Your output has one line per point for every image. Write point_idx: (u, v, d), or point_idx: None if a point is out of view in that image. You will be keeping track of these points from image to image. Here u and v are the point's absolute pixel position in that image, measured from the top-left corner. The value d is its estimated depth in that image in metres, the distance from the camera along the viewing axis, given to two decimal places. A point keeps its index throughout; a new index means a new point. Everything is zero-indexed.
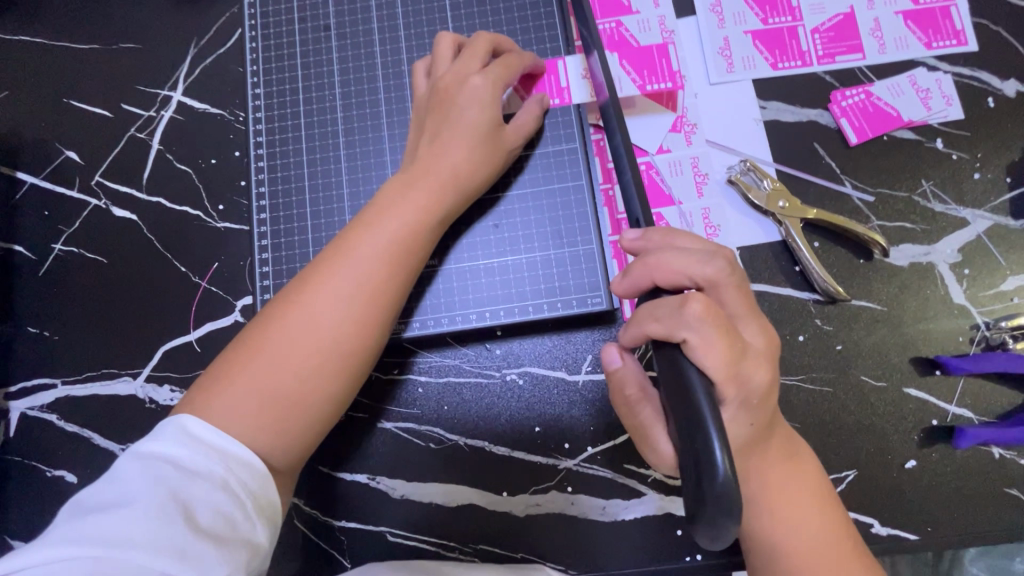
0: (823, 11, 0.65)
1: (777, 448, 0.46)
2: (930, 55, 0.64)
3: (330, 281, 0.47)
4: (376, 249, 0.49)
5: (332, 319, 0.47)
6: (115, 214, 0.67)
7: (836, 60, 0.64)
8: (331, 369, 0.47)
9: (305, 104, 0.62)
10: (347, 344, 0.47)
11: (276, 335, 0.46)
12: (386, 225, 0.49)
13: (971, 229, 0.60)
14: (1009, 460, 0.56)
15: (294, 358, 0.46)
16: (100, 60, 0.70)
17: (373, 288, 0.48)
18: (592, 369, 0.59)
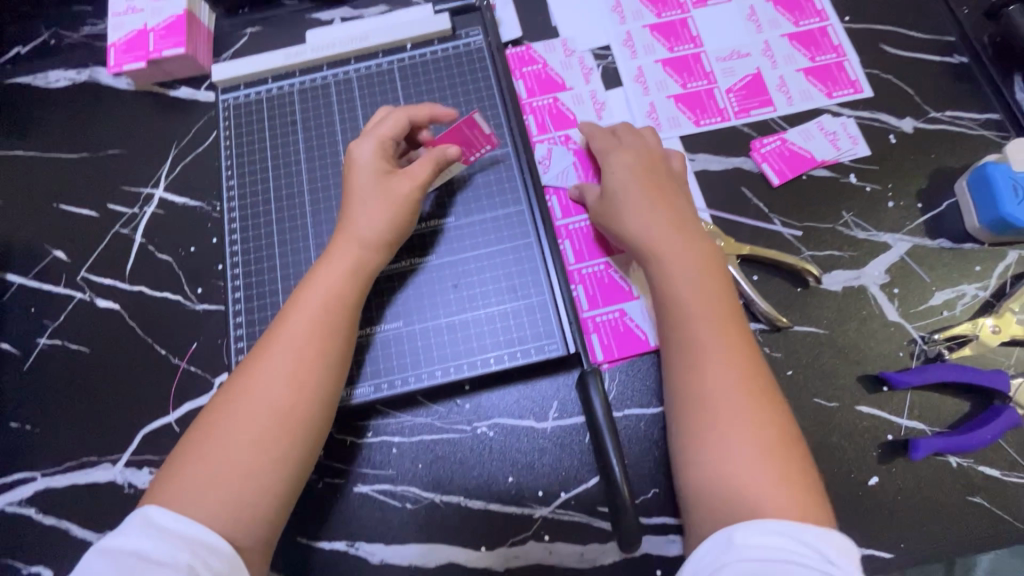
0: (734, 74, 0.74)
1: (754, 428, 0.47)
2: (833, 102, 0.72)
3: (269, 353, 0.51)
4: (310, 315, 0.53)
5: (273, 387, 0.50)
6: (99, 304, 0.71)
7: (751, 114, 0.72)
8: (277, 435, 0.49)
9: (276, 190, 0.68)
10: (288, 407, 0.49)
11: (223, 410, 0.49)
12: (318, 293, 0.54)
13: (894, 251, 0.65)
14: (967, 468, 0.57)
15: (242, 434, 0.48)
16: (89, 166, 0.77)
17: (309, 350, 0.51)
18: (559, 416, 0.61)
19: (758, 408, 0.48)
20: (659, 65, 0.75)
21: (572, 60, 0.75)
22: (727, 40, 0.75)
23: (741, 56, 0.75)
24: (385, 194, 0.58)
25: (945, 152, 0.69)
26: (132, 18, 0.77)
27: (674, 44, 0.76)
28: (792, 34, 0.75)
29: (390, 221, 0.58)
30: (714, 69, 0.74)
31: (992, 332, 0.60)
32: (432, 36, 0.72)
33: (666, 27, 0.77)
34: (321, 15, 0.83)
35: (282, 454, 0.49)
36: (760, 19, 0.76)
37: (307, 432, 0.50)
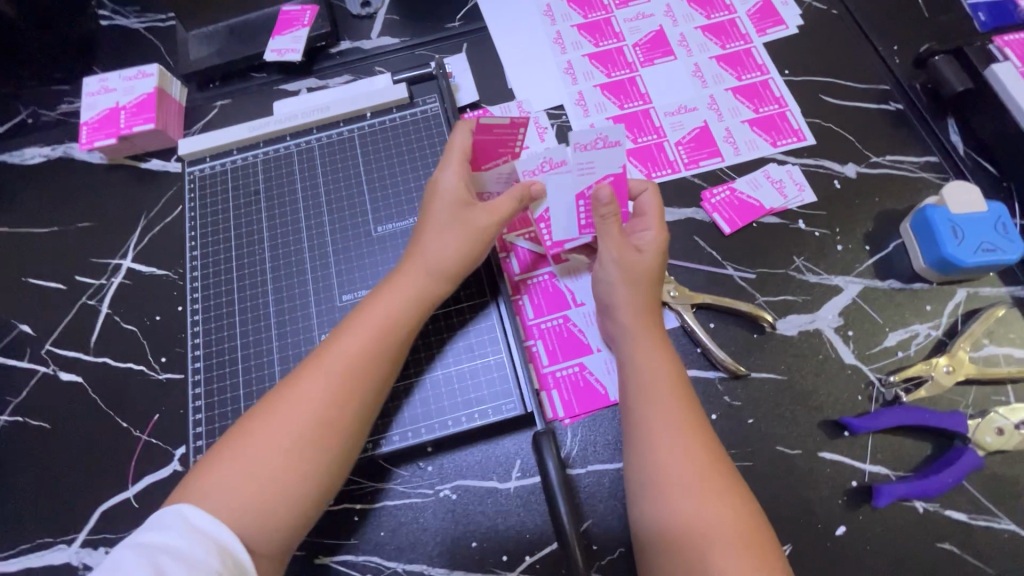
0: (682, 128, 0.77)
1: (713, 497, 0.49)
2: (778, 151, 0.75)
3: (322, 363, 0.52)
4: (368, 334, 0.54)
5: (321, 398, 0.51)
6: (62, 377, 0.71)
7: (701, 165, 0.75)
8: (310, 447, 0.49)
9: (238, 259, 0.70)
10: (329, 422, 0.50)
11: (274, 425, 0.49)
12: (376, 314, 0.56)
13: (846, 293, 0.67)
14: (934, 513, 0.57)
15: (279, 439, 0.49)
16: (59, 239, 0.79)
17: (362, 370, 0.53)
18: (522, 475, 0.61)
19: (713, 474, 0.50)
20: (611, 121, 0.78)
21: (527, 120, 0.79)
22: (674, 96, 0.79)
23: (688, 111, 0.78)
24: (459, 224, 0.60)
25: (888, 195, 0.71)
26: (105, 97, 0.81)
27: (624, 102, 0.79)
28: (736, 88, 0.79)
29: (459, 253, 0.60)
30: (663, 124, 0.77)
31: (946, 371, 0.60)
32: (391, 104, 0.75)
33: (616, 86, 0.80)
34: (289, 86, 0.87)
35: (307, 471, 0.49)
36: (704, 75, 0.80)
37: (337, 453, 0.50)
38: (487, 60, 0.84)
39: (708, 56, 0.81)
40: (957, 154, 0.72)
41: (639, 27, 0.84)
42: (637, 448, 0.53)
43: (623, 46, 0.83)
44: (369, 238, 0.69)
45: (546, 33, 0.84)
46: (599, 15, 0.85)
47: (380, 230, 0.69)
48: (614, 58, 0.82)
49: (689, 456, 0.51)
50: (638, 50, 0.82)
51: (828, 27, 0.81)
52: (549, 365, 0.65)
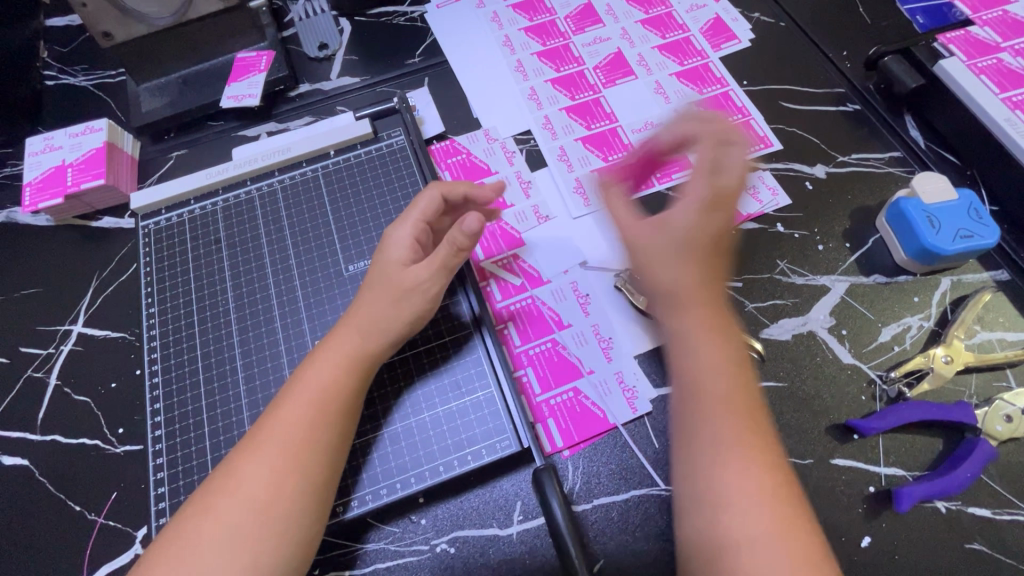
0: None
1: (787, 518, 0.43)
2: (750, 157, 0.75)
3: (260, 442, 0.48)
4: (301, 407, 0.50)
5: (250, 492, 0.46)
6: (4, 462, 0.63)
7: (674, 177, 0.74)
8: (246, 552, 0.44)
9: (199, 313, 0.65)
10: (267, 521, 0.45)
11: (209, 520, 0.45)
12: (303, 390, 0.50)
13: (834, 292, 0.65)
14: (956, 511, 0.54)
15: (208, 547, 0.44)
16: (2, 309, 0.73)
17: (287, 452, 0.47)
18: (524, 518, 0.56)
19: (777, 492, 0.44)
20: (579, 142, 0.77)
21: (495, 147, 0.78)
22: (640, 114, 0.79)
23: (654, 126, 0.78)
24: (394, 280, 0.56)
25: (860, 192, 0.71)
26: (51, 156, 0.77)
27: (590, 122, 0.79)
28: (699, 101, 0.80)
29: (389, 303, 0.55)
30: (633, 142, 0.77)
31: (945, 361, 0.59)
32: (355, 140, 0.73)
33: (581, 108, 0.80)
34: (248, 131, 0.85)
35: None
36: (666, 91, 0.81)
37: (285, 551, 0.45)
38: (449, 92, 0.83)
39: (667, 73, 0.82)
40: (919, 148, 0.73)
41: (597, 50, 0.85)
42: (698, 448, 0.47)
43: (584, 69, 0.83)
44: (340, 279, 0.65)
45: (506, 62, 0.85)
46: (557, 41, 0.86)
47: (351, 269, 0.66)
48: (576, 81, 0.82)
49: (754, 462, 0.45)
50: (599, 72, 0.83)
51: (779, 39, 0.84)
52: (542, 395, 0.61)
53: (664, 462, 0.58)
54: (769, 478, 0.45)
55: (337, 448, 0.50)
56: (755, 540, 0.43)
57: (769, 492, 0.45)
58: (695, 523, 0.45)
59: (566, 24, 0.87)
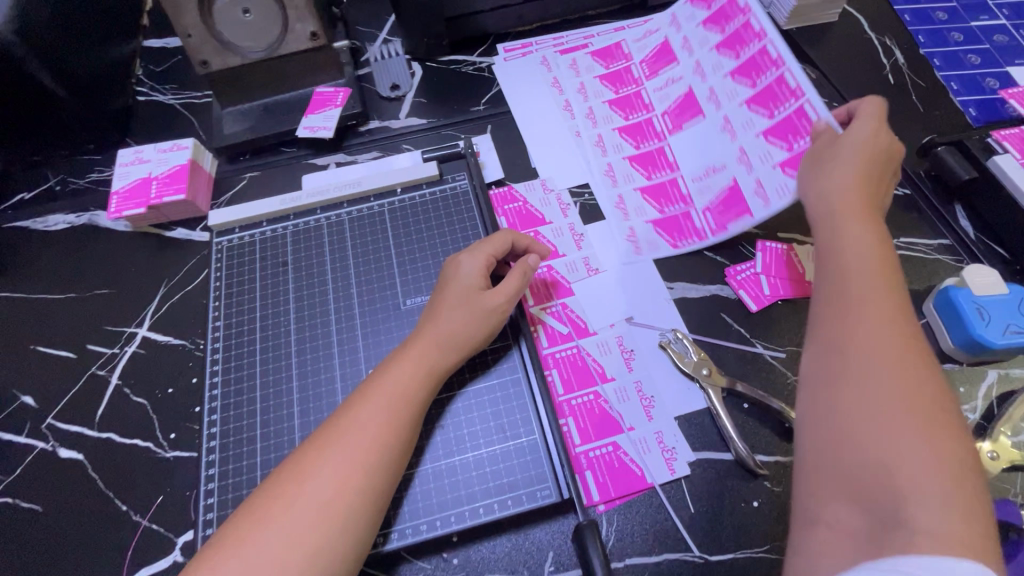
0: (710, 191, 0.77)
1: (928, 425, 0.42)
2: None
3: (334, 440, 0.52)
4: (379, 409, 0.55)
5: (326, 489, 0.50)
6: (60, 454, 0.67)
7: (728, 228, 0.74)
8: (308, 547, 0.48)
9: (262, 329, 0.68)
10: (331, 519, 0.49)
11: (278, 516, 0.49)
12: (384, 394, 0.56)
13: None
14: None
15: (283, 534, 0.48)
16: (76, 306, 0.78)
17: (364, 452, 0.52)
18: (555, 570, 0.56)
19: (919, 404, 0.43)
20: (637, 193, 0.81)
21: (550, 198, 0.81)
22: (704, 159, 0.79)
23: (713, 173, 0.77)
24: (470, 304, 0.61)
25: (908, 275, 0.73)
26: (138, 168, 0.83)
27: (652, 172, 0.82)
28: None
29: (466, 322, 0.61)
30: (690, 194, 0.78)
31: (991, 458, 0.59)
32: (422, 181, 0.77)
33: (646, 158, 0.83)
34: (318, 160, 0.90)
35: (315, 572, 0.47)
36: (744, 121, 0.74)
37: (342, 550, 0.49)
38: (511, 142, 0.88)
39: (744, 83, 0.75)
40: (969, 238, 0.74)
41: (667, 94, 0.85)
42: (836, 367, 0.47)
43: (653, 116, 0.86)
44: (397, 311, 0.68)
45: (578, 108, 0.89)
46: (630, 89, 0.89)
47: (408, 303, 0.69)
48: (643, 128, 0.85)
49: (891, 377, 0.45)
50: (667, 117, 0.84)
51: None
52: (581, 445, 0.63)
53: (699, 528, 0.58)
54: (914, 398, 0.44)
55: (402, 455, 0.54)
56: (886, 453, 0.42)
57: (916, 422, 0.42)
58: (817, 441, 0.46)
59: (641, 69, 0.90)
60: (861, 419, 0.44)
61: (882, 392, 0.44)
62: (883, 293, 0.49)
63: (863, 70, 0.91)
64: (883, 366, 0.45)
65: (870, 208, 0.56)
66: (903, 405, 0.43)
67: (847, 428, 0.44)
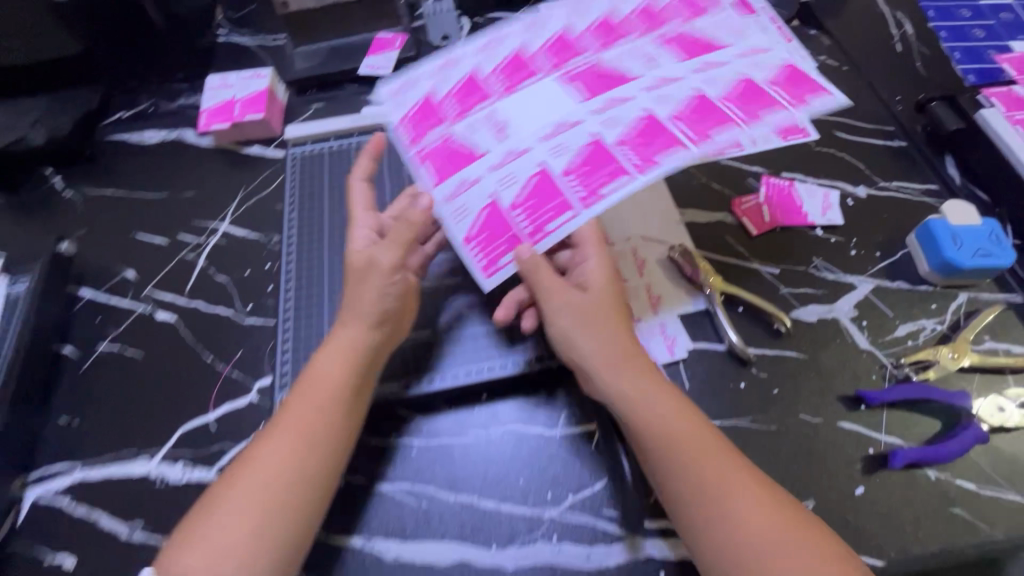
0: (620, 124, 0.66)
1: (756, 489, 0.55)
2: (662, 173, 0.62)
3: (289, 408, 0.60)
4: (327, 363, 0.62)
5: (274, 452, 0.58)
6: (157, 316, 0.80)
7: (659, 159, 0.63)
8: (277, 484, 0.56)
9: (330, 223, 0.83)
10: (291, 463, 0.57)
11: (247, 473, 0.57)
12: (331, 349, 0.63)
13: (859, 290, 0.75)
14: (944, 481, 0.62)
15: (257, 478, 0.56)
16: (168, 204, 0.91)
17: (320, 395, 0.60)
18: (567, 423, 0.68)
19: (751, 481, 0.55)
20: (398, 125, 0.75)
21: None
22: (552, 117, 0.69)
23: (578, 169, 0.64)
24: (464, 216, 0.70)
25: (896, 213, 0.81)
26: (225, 91, 0.96)
27: (514, 81, 0.73)
28: (590, 144, 0.65)
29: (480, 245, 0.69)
30: (541, 155, 0.66)
31: (952, 356, 0.68)
32: None
33: (450, 155, 0.70)
34: (375, 96, 1.02)
35: (287, 492, 0.56)
36: (589, 61, 0.73)
37: (313, 487, 0.57)
38: None
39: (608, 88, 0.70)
40: (955, 184, 0.83)
41: None
42: (675, 470, 0.56)
43: None
44: None
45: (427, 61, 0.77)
46: None
47: None
48: None
49: (713, 466, 0.56)
50: (608, 101, 0.69)
51: (840, 79, 0.95)
52: None
53: (692, 401, 0.68)
54: (748, 475, 0.56)
55: (353, 402, 0.62)
56: (745, 533, 0.52)
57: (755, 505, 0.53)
58: (699, 536, 0.54)
59: None
60: (732, 531, 0.52)
61: (721, 479, 0.55)
62: (677, 414, 0.59)
63: (874, 39, 1.00)
64: (710, 464, 0.56)
65: (620, 333, 0.64)
66: (748, 503, 0.53)
67: (728, 541, 0.52)
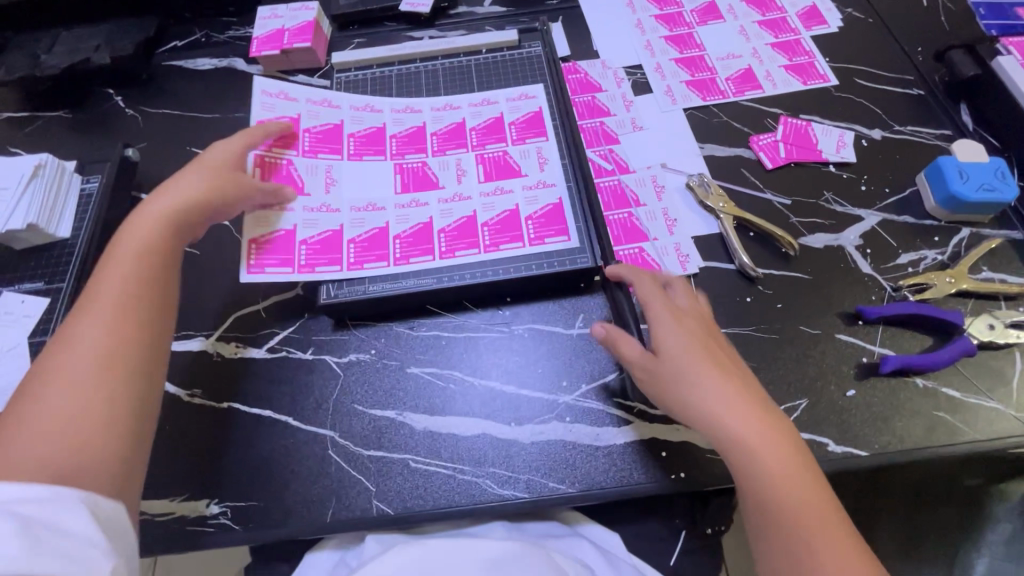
0: (539, 202, 0.78)
1: (852, 548, 0.53)
2: (450, 267, 0.74)
3: (94, 309, 0.59)
4: (132, 247, 0.63)
5: (88, 340, 0.57)
6: None
7: (410, 262, 0.75)
8: (115, 382, 0.56)
9: None
10: (106, 359, 0.56)
11: (58, 361, 0.55)
12: (134, 234, 0.64)
13: (866, 221, 0.79)
14: (930, 389, 0.68)
15: (55, 404, 0.53)
16: (220, 124, 0.98)
17: (118, 280, 0.61)
18: (584, 325, 0.74)
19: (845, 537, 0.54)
20: (348, 136, 0.82)
21: (608, 72, 0.96)
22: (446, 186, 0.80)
23: (447, 233, 0.77)
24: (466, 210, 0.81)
25: (908, 154, 0.85)
26: (273, 21, 1.01)
27: (492, 177, 0.80)
28: (468, 217, 0.78)
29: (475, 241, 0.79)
30: (475, 205, 0.79)
31: (949, 280, 0.72)
32: (503, 45, 0.94)
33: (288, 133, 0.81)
34: (413, 33, 1.07)
35: (120, 389, 0.56)
36: (535, 194, 0.78)
37: (121, 376, 0.56)
38: (579, 28, 1.02)
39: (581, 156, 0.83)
40: (968, 130, 0.86)
41: None
42: (768, 515, 0.55)
43: (683, 11, 1.02)
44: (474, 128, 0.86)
45: (432, 99, 0.88)
46: None
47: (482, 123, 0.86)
48: (675, 19, 1.01)
49: (812, 506, 0.55)
50: (487, 230, 0.76)
51: (864, 29, 0.98)
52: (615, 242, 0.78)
53: None
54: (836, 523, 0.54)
55: (160, 279, 0.63)
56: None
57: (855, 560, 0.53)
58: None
59: None
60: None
61: (822, 538, 0.53)
62: (774, 451, 0.57)
63: None
64: (808, 513, 0.54)
65: (710, 362, 0.61)
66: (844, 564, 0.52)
67: None
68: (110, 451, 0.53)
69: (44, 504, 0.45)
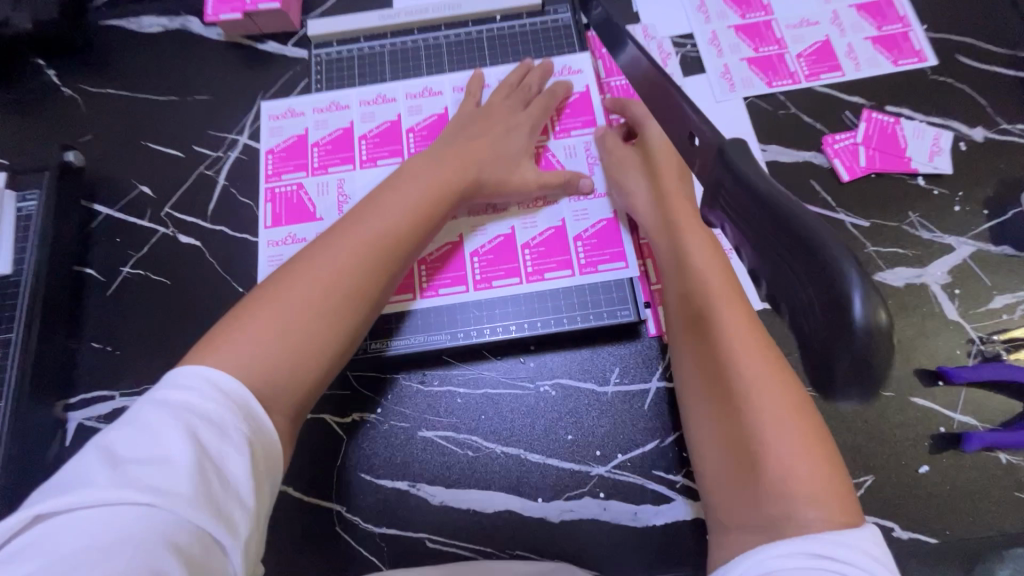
0: (589, 218, 0.71)
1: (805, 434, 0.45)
2: (489, 297, 0.69)
3: (353, 225, 0.54)
4: (412, 177, 0.60)
5: (336, 253, 0.52)
6: (180, 240, 0.74)
7: (440, 292, 0.69)
8: (312, 305, 0.50)
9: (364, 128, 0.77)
10: (334, 292, 0.51)
11: (302, 268, 0.51)
12: (417, 171, 0.61)
13: (957, 253, 0.67)
14: (1016, 465, 0.59)
15: (271, 324, 0.47)
16: (178, 110, 0.81)
17: (390, 211, 0.57)
18: (621, 381, 0.64)
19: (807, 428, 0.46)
20: (359, 140, 0.76)
21: (650, 45, 0.78)
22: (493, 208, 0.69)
23: (482, 256, 0.70)
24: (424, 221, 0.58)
25: (1015, 162, 0.70)
26: None
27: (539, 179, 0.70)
28: (504, 236, 0.71)
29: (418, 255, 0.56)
30: (513, 218, 0.71)
31: None
32: (522, 10, 0.80)
33: (296, 148, 0.77)
34: None
35: (342, 318, 0.51)
36: (584, 207, 0.71)
37: (345, 307, 0.52)
38: None
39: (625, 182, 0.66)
40: None
41: None
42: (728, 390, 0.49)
43: None
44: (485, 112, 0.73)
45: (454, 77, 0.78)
46: None
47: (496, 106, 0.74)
48: None
49: (782, 411, 0.46)
50: (528, 254, 0.70)
51: None
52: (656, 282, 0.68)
53: None
54: (803, 423, 0.46)
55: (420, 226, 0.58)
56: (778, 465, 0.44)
57: (809, 460, 0.44)
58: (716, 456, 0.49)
59: None
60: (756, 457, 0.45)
61: (767, 422, 0.46)
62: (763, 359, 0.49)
63: None
64: (776, 403, 0.46)
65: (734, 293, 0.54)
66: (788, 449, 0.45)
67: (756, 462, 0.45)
68: (329, 350, 0.50)
69: (216, 422, 0.40)
